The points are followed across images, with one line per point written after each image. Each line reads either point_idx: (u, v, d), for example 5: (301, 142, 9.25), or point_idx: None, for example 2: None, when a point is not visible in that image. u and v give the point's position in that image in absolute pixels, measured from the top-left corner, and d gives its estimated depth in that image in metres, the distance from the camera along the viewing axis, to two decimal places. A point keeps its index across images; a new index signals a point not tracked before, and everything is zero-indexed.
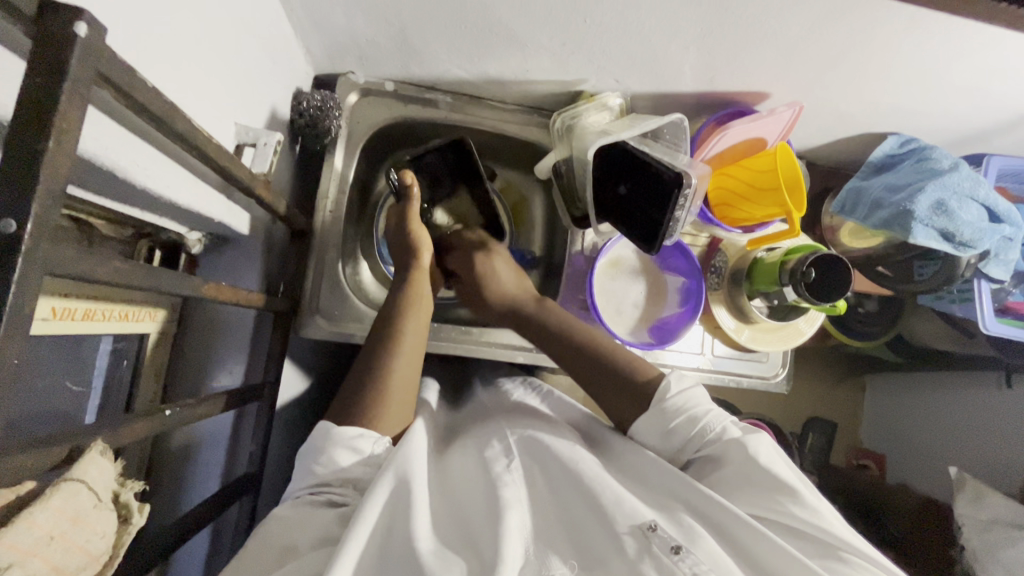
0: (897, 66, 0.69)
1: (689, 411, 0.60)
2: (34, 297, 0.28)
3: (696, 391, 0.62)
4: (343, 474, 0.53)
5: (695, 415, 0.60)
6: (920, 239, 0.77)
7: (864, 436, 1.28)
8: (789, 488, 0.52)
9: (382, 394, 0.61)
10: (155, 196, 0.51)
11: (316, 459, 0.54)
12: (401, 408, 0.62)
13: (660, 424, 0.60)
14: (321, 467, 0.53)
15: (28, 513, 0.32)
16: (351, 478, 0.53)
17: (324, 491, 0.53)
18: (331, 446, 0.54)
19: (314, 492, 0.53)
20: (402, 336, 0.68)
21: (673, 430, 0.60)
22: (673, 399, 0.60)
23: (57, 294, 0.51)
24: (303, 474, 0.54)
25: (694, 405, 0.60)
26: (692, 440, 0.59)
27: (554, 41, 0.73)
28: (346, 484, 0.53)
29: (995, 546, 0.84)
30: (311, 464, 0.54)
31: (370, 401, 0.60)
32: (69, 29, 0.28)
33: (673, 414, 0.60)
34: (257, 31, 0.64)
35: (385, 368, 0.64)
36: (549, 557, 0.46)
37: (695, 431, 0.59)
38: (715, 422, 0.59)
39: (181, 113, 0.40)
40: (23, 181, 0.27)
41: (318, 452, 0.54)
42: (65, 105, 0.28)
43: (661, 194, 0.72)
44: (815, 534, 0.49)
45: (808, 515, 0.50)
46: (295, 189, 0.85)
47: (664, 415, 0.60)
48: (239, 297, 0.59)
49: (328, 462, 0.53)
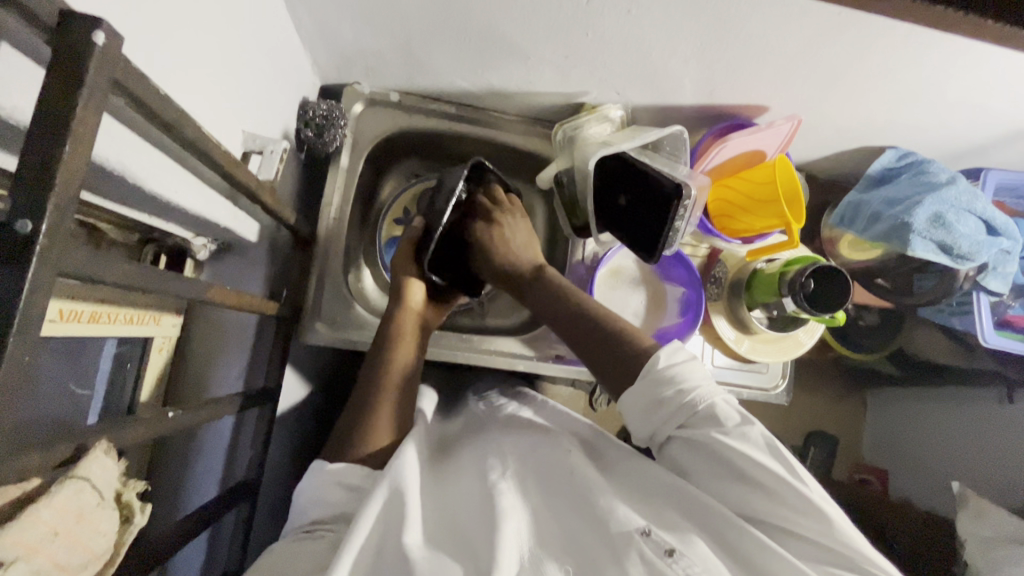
0: (895, 81, 0.70)
1: (678, 384, 0.59)
2: (47, 295, 0.29)
3: (688, 363, 0.61)
4: (334, 511, 0.54)
5: (684, 387, 0.59)
6: (918, 252, 0.78)
7: (865, 451, 1.27)
8: (786, 485, 0.52)
9: (378, 414, 0.63)
10: (163, 200, 0.52)
11: (308, 496, 0.56)
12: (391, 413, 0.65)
13: (646, 399, 0.60)
14: (313, 507, 0.55)
15: (34, 509, 0.33)
16: (341, 513, 0.54)
17: (318, 527, 0.53)
18: (321, 481, 0.56)
19: (309, 529, 0.53)
20: (393, 364, 0.69)
21: (662, 401, 0.59)
22: (662, 371, 0.59)
23: (65, 296, 0.52)
24: (298, 513, 0.56)
25: (684, 378, 0.59)
26: (680, 414, 0.58)
27: (556, 54, 0.74)
28: (337, 520, 0.54)
29: (999, 563, 0.83)
30: (305, 503, 0.55)
31: (368, 418, 0.63)
32: (88, 38, 0.29)
33: (662, 387, 0.59)
34: (265, 43, 0.65)
35: (383, 387, 0.66)
36: (545, 563, 0.46)
37: (682, 403, 0.58)
38: (706, 398, 0.58)
39: (192, 120, 0.41)
40: (40, 182, 0.27)
41: (310, 491, 0.56)
42: (83, 110, 0.29)
43: (660, 204, 0.73)
44: (803, 531, 0.51)
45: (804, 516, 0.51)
46: (300, 197, 0.86)
47: (653, 388, 0.59)
48: (243, 302, 0.59)
49: (321, 497, 0.55)
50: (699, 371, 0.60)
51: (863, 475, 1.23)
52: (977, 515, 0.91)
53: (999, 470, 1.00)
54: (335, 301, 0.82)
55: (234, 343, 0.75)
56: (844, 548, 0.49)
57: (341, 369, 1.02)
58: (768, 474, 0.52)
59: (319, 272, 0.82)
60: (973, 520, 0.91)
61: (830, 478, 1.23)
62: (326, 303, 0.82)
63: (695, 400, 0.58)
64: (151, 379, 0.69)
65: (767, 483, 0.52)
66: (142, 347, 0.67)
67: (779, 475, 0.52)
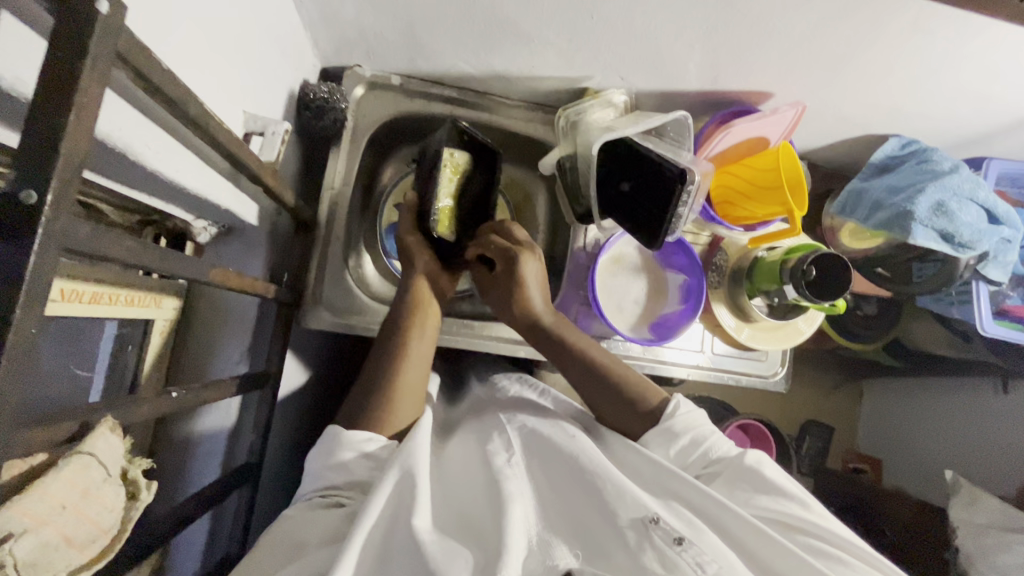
0: (902, 66, 0.70)
1: (693, 433, 0.61)
2: (51, 270, 0.28)
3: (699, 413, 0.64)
4: (351, 478, 0.55)
5: (700, 435, 0.61)
6: (920, 240, 0.78)
7: (861, 440, 1.29)
8: (792, 496, 0.54)
9: (393, 393, 0.63)
10: (166, 180, 0.51)
11: (325, 461, 0.55)
12: (415, 393, 0.65)
13: (666, 449, 0.61)
14: (331, 472, 0.55)
15: (40, 483, 0.34)
16: (358, 481, 0.55)
17: (331, 494, 0.54)
18: (340, 449, 0.56)
19: (323, 495, 0.54)
20: (407, 348, 0.67)
21: (679, 452, 0.61)
22: (680, 418, 0.62)
23: (67, 275, 0.52)
24: (312, 478, 0.56)
25: (699, 426, 0.62)
26: (696, 464, 0.60)
27: (561, 37, 0.73)
28: (353, 488, 0.54)
29: (989, 550, 0.84)
30: (320, 467, 0.55)
31: (379, 399, 0.62)
32: (92, 6, 0.28)
33: (679, 435, 0.61)
34: (267, 21, 0.64)
35: (394, 369, 0.65)
36: (554, 546, 0.47)
37: (699, 452, 0.60)
38: (718, 447, 0.60)
39: (194, 95, 0.40)
40: (43, 154, 0.27)
41: (327, 458, 0.56)
42: (87, 80, 0.28)
43: (663, 190, 0.72)
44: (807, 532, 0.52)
45: (815, 519, 0.52)
46: (300, 181, 0.86)
47: (671, 437, 0.61)
48: (244, 283, 0.59)
49: (340, 464, 0.55)
50: (708, 421, 0.63)
51: (856, 463, 1.25)
52: (970, 502, 0.92)
53: (994, 459, 1.01)
54: (336, 286, 0.82)
55: (234, 327, 0.75)
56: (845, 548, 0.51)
57: (339, 354, 1.02)
58: (777, 489, 0.55)
59: (319, 257, 0.82)
60: (965, 506, 0.92)
61: (825, 467, 1.25)
62: (326, 288, 0.82)
63: (711, 447, 0.60)
64: (152, 362, 0.68)
65: (774, 493, 0.55)
66: (143, 329, 0.66)
67: (786, 490, 0.55)
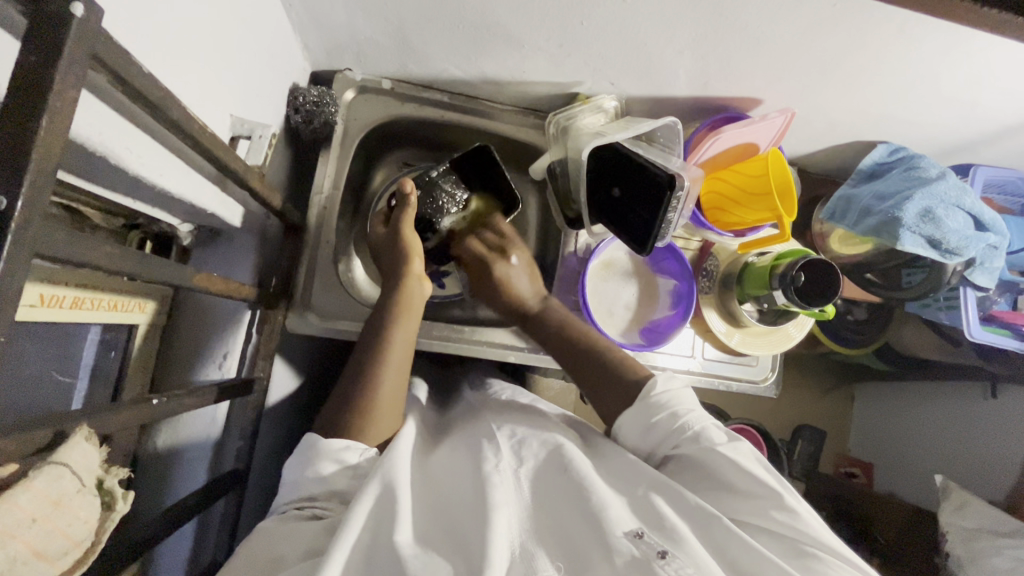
0: (887, 73, 0.70)
1: (673, 407, 0.61)
2: (22, 275, 0.28)
3: (684, 390, 0.64)
4: (330, 488, 0.54)
5: (677, 411, 0.61)
6: (907, 247, 0.79)
7: (852, 445, 1.29)
8: (768, 491, 0.53)
9: (372, 406, 0.61)
10: (150, 184, 0.51)
11: (303, 471, 0.55)
12: (392, 408, 0.63)
13: (643, 421, 0.62)
14: (311, 483, 0.54)
15: (9, 495, 0.32)
16: (338, 492, 0.54)
17: (310, 505, 0.53)
18: (318, 458, 0.55)
19: (301, 506, 0.53)
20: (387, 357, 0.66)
21: (654, 425, 0.61)
22: (658, 395, 0.62)
23: (45, 279, 0.51)
24: (289, 489, 0.55)
25: (678, 403, 0.62)
26: (671, 436, 0.60)
27: (551, 42, 0.73)
28: (331, 499, 0.54)
29: (979, 554, 0.84)
30: (297, 479, 0.55)
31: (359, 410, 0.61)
32: (66, 9, 0.28)
33: (656, 411, 0.61)
34: (254, 24, 0.64)
35: (369, 384, 0.63)
36: (536, 559, 0.46)
37: (676, 426, 0.60)
38: (695, 424, 0.60)
39: (174, 98, 0.40)
40: (9, 157, 0.26)
41: (304, 468, 0.55)
42: (60, 82, 0.28)
43: (654, 195, 0.72)
44: (790, 535, 0.51)
45: (786, 518, 0.51)
46: (290, 186, 0.86)
47: (647, 412, 0.62)
48: (229, 288, 0.58)
49: (319, 475, 0.54)
50: (692, 397, 0.63)
51: (848, 468, 1.26)
52: (959, 508, 0.92)
53: (983, 464, 1.01)
54: (325, 291, 0.82)
55: (219, 332, 0.73)
56: (822, 550, 0.50)
57: (328, 359, 1.01)
58: (752, 484, 0.54)
59: (309, 262, 0.81)
60: (955, 511, 0.92)
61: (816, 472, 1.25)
62: (316, 294, 0.81)
63: (687, 424, 0.60)
64: (137, 369, 0.68)
65: (746, 489, 0.54)
66: (127, 335, 0.66)
67: (762, 484, 0.54)
